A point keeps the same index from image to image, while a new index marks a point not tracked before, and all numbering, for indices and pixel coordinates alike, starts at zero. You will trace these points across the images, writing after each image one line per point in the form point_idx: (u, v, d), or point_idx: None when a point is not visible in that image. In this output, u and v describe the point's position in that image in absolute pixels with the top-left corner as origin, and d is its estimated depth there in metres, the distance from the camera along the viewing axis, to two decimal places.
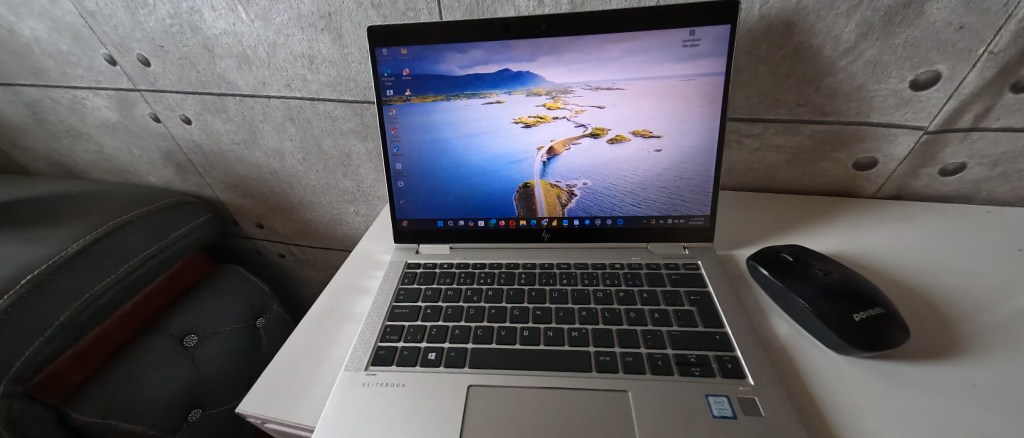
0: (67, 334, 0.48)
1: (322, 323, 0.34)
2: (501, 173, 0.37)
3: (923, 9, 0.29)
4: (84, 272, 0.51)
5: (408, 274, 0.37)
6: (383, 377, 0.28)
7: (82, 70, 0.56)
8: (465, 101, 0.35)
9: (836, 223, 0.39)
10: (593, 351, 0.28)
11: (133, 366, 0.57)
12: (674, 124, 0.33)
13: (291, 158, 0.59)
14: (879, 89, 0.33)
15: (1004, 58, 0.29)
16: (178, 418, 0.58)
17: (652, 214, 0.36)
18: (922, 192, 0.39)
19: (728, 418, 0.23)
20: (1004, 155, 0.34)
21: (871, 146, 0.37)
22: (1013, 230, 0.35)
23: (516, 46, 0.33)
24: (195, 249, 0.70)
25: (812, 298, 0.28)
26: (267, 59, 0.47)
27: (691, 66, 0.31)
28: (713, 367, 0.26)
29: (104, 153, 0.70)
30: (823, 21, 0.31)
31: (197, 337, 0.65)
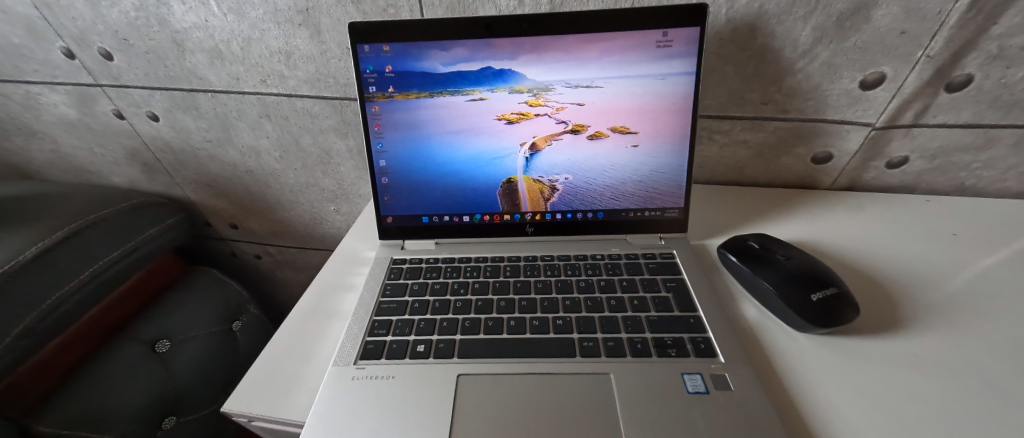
0: (26, 344, 0.46)
1: (307, 320, 0.34)
2: (485, 168, 0.38)
3: (870, 15, 0.31)
4: (43, 279, 0.48)
5: (394, 270, 0.37)
6: (373, 370, 0.28)
7: (37, 64, 0.53)
8: (448, 98, 0.35)
9: (797, 213, 0.42)
10: (577, 338, 0.30)
11: (100, 375, 0.54)
12: (649, 120, 0.35)
13: (267, 156, 0.58)
14: (834, 88, 0.36)
15: (939, 61, 0.32)
16: (152, 426, 0.56)
17: (631, 207, 0.38)
18: (872, 183, 0.43)
19: (701, 393, 0.25)
20: (940, 149, 0.38)
21: (827, 142, 0.40)
22: (948, 216, 0.39)
23: (498, 44, 0.33)
24: (165, 251, 0.67)
25: (777, 281, 0.30)
26: (242, 54, 0.46)
27: (665, 66, 0.33)
28: (688, 348, 0.28)
29: (61, 152, 0.66)
30: (783, 24, 0.33)
31: (169, 342, 0.62)
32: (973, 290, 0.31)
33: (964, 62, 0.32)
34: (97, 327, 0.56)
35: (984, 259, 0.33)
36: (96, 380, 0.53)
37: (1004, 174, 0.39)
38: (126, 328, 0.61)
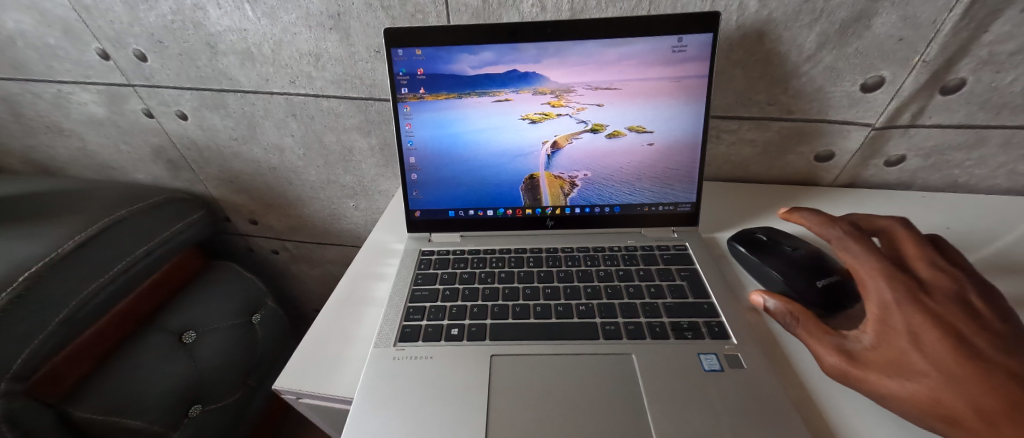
0: (66, 332, 0.48)
1: (345, 307, 0.37)
2: (509, 165, 0.40)
3: (870, 23, 0.34)
4: (80, 270, 0.50)
5: (423, 261, 0.39)
6: (412, 351, 0.31)
7: (71, 65, 0.55)
8: (476, 99, 0.38)
9: (801, 208, 0.44)
10: (600, 322, 0.32)
11: (131, 364, 0.55)
12: (664, 120, 0.37)
13: (290, 154, 0.60)
14: (836, 91, 0.39)
15: (934, 66, 0.35)
16: (180, 414, 0.57)
17: (645, 202, 0.41)
18: (871, 180, 0.45)
19: (717, 370, 0.27)
20: (935, 148, 0.40)
21: (829, 141, 0.43)
22: (942, 212, 0.41)
23: (523, 49, 0.36)
24: (189, 245, 0.69)
25: (784, 270, 0.32)
26: (272, 56, 0.48)
27: (679, 69, 0.35)
28: (703, 331, 0.31)
29: (88, 149, 0.68)
30: (789, 31, 0.36)
31: (195, 333, 0.64)
32: None
33: (958, 67, 0.34)
34: (127, 317, 0.58)
35: (974, 251, 0.36)
36: (128, 368, 0.55)
37: (994, 172, 0.41)
38: (153, 319, 0.63)
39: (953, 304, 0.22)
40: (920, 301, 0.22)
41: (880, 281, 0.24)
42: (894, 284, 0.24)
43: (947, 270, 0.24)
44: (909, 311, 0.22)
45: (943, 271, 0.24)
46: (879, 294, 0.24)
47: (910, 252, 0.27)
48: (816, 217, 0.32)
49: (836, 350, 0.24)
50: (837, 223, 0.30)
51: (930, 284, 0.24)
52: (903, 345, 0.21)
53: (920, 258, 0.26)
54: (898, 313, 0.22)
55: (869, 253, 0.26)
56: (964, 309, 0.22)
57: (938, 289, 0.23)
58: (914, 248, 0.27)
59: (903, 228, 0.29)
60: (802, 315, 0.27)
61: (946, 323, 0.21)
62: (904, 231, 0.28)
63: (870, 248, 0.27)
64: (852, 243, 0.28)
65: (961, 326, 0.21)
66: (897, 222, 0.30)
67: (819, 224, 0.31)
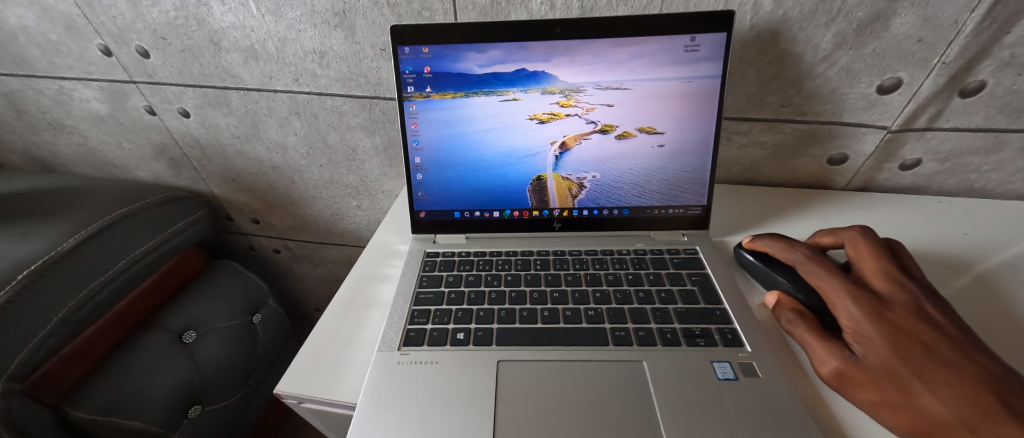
0: (67, 331, 0.47)
1: (348, 309, 0.36)
2: (516, 166, 0.39)
3: (889, 23, 0.33)
4: (80, 269, 0.50)
5: (428, 263, 0.39)
6: (416, 356, 0.30)
7: (73, 61, 0.55)
8: (483, 98, 0.37)
9: (813, 212, 0.43)
10: (609, 328, 0.31)
11: (131, 363, 0.55)
12: (675, 121, 0.37)
13: (293, 153, 0.59)
14: (851, 92, 0.38)
15: (954, 68, 0.34)
16: (179, 414, 0.56)
17: (655, 205, 0.40)
18: (884, 184, 0.45)
19: (731, 379, 0.27)
20: (952, 152, 0.39)
21: (843, 144, 0.42)
22: (958, 217, 0.40)
23: (532, 47, 0.35)
24: (190, 244, 0.69)
25: (795, 280, 0.31)
26: (276, 54, 0.47)
27: (692, 69, 0.34)
28: (716, 338, 0.30)
29: (90, 147, 0.68)
30: (804, 31, 0.35)
31: (196, 332, 0.63)
32: (979, 288, 0.32)
33: (978, 69, 0.33)
34: (127, 317, 0.57)
35: (992, 258, 0.35)
36: (128, 368, 0.54)
37: (1012, 177, 0.40)
38: (153, 319, 0.62)
39: (914, 313, 0.24)
40: (886, 315, 0.24)
41: (848, 300, 0.26)
42: (859, 302, 0.25)
43: (903, 281, 0.26)
44: (879, 325, 0.23)
45: (901, 284, 0.26)
46: (848, 311, 0.25)
47: (870, 263, 0.28)
48: (776, 243, 0.34)
49: (832, 357, 0.24)
50: (796, 247, 0.32)
51: (892, 297, 0.25)
52: (885, 354, 0.22)
53: (878, 268, 0.28)
54: (872, 327, 0.24)
55: (831, 273, 0.28)
56: (924, 318, 0.24)
57: (899, 302, 0.25)
58: (872, 258, 0.29)
59: (864, 238, 0.30)
60: (802, 315, 0.28)
61: (914, 334, 0.23)
62: (865, 240, 0.30)
63: (832, 269, 0.28)
64: (814, 267, 0.29)
65: (927, 334, 0.22)
66: (859, 230, 0.31)
67: (780, 249, 0.33)
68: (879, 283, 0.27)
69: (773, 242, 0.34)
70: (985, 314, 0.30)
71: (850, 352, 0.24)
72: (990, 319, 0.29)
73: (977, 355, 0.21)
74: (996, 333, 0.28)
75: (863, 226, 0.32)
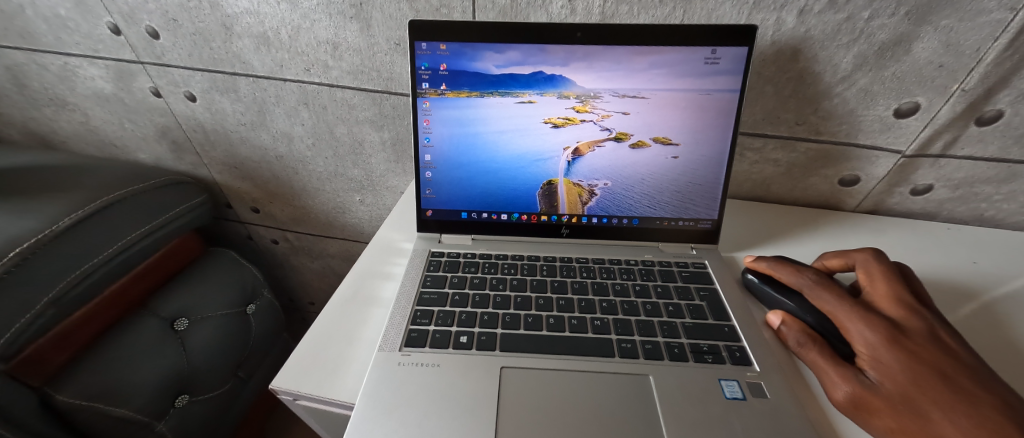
0: (56, 312, 0.46)
1: (348, 306, 0.35)
2: (526, 169, 0.39)
3: (910, 47, 0.33)
4: (73, 249, 0.49)
5: (433, 262, 0.38)
6: (418, 357, 0.29)
7: (80, 37, 0.54)
8: (498, 99, 0.37)
9: (822, 232, 0.43)
10: (615, 339, 0.31)
11: (120, 348, 0.53)
12: (690, 133, 0.36)
13: (299, 143, 0.59)
14: (868, 114, 0.38)
15: (972, 96, 0.34)
16: (166, 403, 0.55)
17: (665, 216, 0.39)
18: (894, 208, 0.44)
19: (739, 399, 0.26)
20: (964, 179, 0.39)
21: (856, 165, 0.42)
22: (967, 245, 0.40)
23: (551, 50, 0.34)
24: (188, 229, 0.68)
25: (803, 303, 0.30)
26: (289, 43, 0.47)
27: (711, 82, 0.34)
28: (724, 355, 0.29)
29: (91, 125, 0.67)
30: (825, 50, 0.35)
31: (188, 320, 0.61)
32: (987, 318, 0.32)
33: (996, 98, 0.33)
34: (118, 301, 0.56)
35: (1000, 288, 0.35)
36: (116, 353, 0.52)
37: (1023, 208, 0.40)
38: (145, 304, 0.60)
39: (929, 341, 0.24)
40: (901, 341, 0.24)
41: (861, 325, 0.26)
42: (874, 327, 0.25)
43: (915, 308, 0.26)
44: (895, 352, 0.23)
45: (913, 311, 0.26)
46: (862, 336, 0.25)
47: (881, 288, 0.28)
48: (781, 266, 0.33)
49: (847, 381, 0.23)
50: (804, 271, 0.32)
51: (907, 323, 0.25)
52: (903, 382, 0.22)
53: (889, 294, 0.27)
54: (888, 354, 0.23)
55: (841, 299, 0.28)
56: (939, 346, 0.24)
57: (914, 329, 0.25)
58: (884, 283, 0.28)
59: (876, 262, 0.30)
60: (813, 338, 0.27)
61: (931, 362, 0.22)
62: (877, 264, 0.30)
63: (842, 295, 0.28)
64: (824, 292, 0.29)
65: (943, 363, 0.22)
66: (870, 253, 0.31)
67: (787, 273, 0.33)
68: (892, 309, 0.26)
69: (778, 265, 0.34)
70: (991, 345, 0.30)
71: (864, 377, 0.23)
72: (997, 350, 0.29)
73: (991, 386, 0.21)
74: (1002, 364, 0.28)
75: (875, 250, 0.32)
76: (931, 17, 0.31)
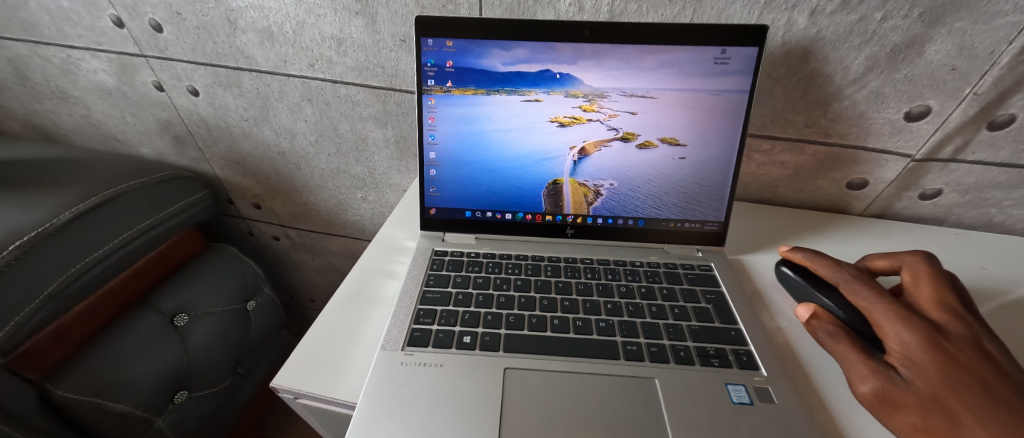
0: (57, 306, 0.46)
1: (351, 304, 0.35)
2: (532, 168, 0.38)
3: (923, 50, 0.32)
4: (74, 243, 0.48)
5: (436, 261, 0.38)
6: (420, 357, 0.29)
7: (83, 30, 0.53)
8: (504, 96, 0.36)
9: (829, 236, 0.43)
10: (620, 341, 0.30)
11: (119, 343, 0.52)
12: (698, 134, 0.36)
13: (302, 139, 0.58)
14: (878, 117, 0.37)
15: (986, 99, 0.33)
16: (165, 399, 0.55)
17: (671, 217, 0.39)
18: (902, 213, 0.44)
19: (746, 404, 0.26)
20: (974, 184, 0.39)
21: (864, 169, 0.41)
22: (975, 250, 0.40)
23: (559, 48, 0.34)
24: (189, 225, 0.67)
25: (837, 298, 0.30)
26: (293, 38, 0.47)
27: (720, 82, 0.34)
28: (730, 359, 0.29)
29: (93, 119, 0.66)
30: (837, 51, 0.34)
31: (188, 316, 0.61)
32: (997, 324, 0.32)
33: (1009, 102, 0.33)
34: (118, 296, 0.56)
35: (1009, 294, 0.35)
36: (116, 348, 0.52)
37: None
38: (145, 299, 0.60)
39: (971, 345, 0.23)
40: (942, 343, 0.23)
41: (898, 324, 0.25)
42: (913, 327, 0.24)
43: (961, 312, 0.25)
44: (932, 353, 0.23)
45: (958, 315, 0.25)
46: (898, 335, 0.24)
47: (926, 291, 0.27)
48: (820, 259, 0.33)
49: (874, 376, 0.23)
50: (843, 266, 0.31)
51: (949, 327, 0.24)
52: (936, 382, 0.21)
53: (935, 298, 0.27)
54: (924, 353, 0.23)
55: (880, 296, 0.27)
56: (982, 353, 0.23)
57: (957, 334, 0.24)
58: (930, 287, 0.28)
59: (926, 265, 0.29)
60: (845, 330, 0.27)
61: (970, 367, 0.22)
62: (926, 267, 0.29)
63: (881, 292, 0.28)
64: (861, 288, 0.29)
65: (984, 369, 0.22)
66: (921, 257, 0.30)
67: (825, 266, 0.32)
68: (936, 312, 0.26)
69: (816, 257, 0.33)
70: None
71: (895, 375, 0.23)
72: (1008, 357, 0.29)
73: None
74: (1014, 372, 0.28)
75: (927, 254, 0.31)
76: (945, 18, 0.30)
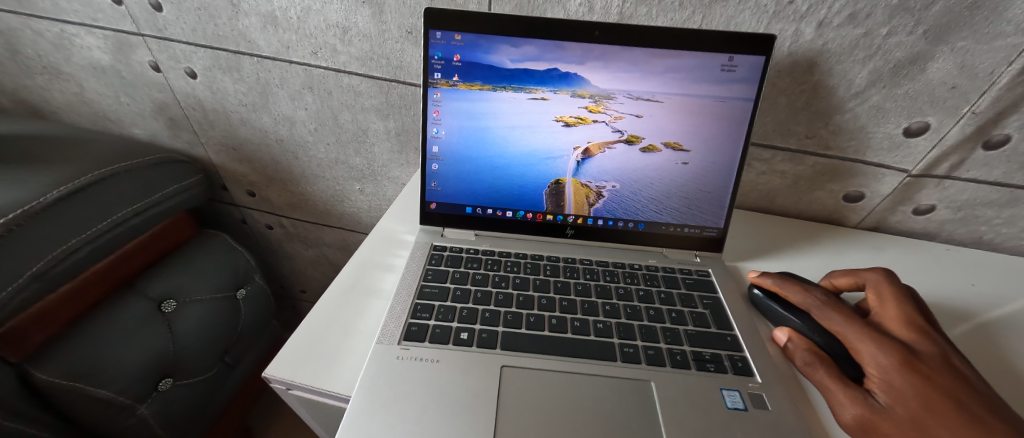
0: (42, 286, 0.45)
1: (347, 295, 0.35)
2: (535, 167, 0.38)
3: (926, 67, 0.33)
4: (61, 223, 0.47)
5: (435, 256, 0.37)
6: (417, 352, 0.28)
7: (79, 5, 0.52)
8: (510, 94, 0.36)
9: (824, 246, 0.43)
10: (618, 343, 0.30)
11: (105, 327, 0.51)
12: (702, 140, 0.36)
13: (301, 127, 0.57)
14: (877, 131, 0.38)
15: (982, 119, 0.34)
16: (149, 386, 0.53)
17: (671, 222, 0.39)
18: (896, 226, 0.45)
19: (740, 409, 0.26)
20: (967, 201, 0.40)
21: (861, 182, 0.42)
22: (965, 266, 0.41)
23: (567, 48, 0.34)
24: (181, 209, 0.66)
25: (810, 321, 0.30)
26: (297, 23, 0.46)
27: (726, 89, 0.34)
28: (726, 364, 0.29)
29: (85, 97, 0.65)
30: (841, 64, 0.35)
31: (176, 302, 0.60)
32: (985, 339, 0.32)
33: (1005, 122, 0.34)
34: (106, 279, 0.54)
35: (996, 310, 0.35)
36: (101, 332, 0.50)
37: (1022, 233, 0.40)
38: (133, 283, 0.59)
39: (940, 365, 0.24)
40: (915, 365, 0.24)
41: (873, 347, 0.26)
42: (886, 350, 0.25)
43: (925, 330, 0.27)
44: (907, 376, 0.23)
45: (924, 333, 0.26)
46: (874, 358, 0.25)
47: (891, 310, 0.29)
48: (789, 284, 0.33)
49: (855, 404, 0.23)
50: (811, 290, 0.32)
51: (919, 346, 0.25)
52: (915, 407, 0.22)
53: (900, 317, 0.28)
54: (900, 378, 0.23)
55: (851, 320, 0.28)
56: (951, 371, 0.24)
57: (926, 354, 0.25)
58: (894, 306, 0.29)
59: (888, 283, 0.31)
60: (820, 357, 0.27)
61: (943, 388, 0.23)
62: (888, 285, 0.31)
63: (851, 315, 0.28)
64: (833, 312, 0.29)
65: (954, 388, 0.23)
66: (881, 274, 0.32)
67: (794, 291, 0.33)
68: (903, 331, 0.27)
69: (785, 282, 0.34)
70: (986, 365, 0.30)
71: (873, 402, 0.23)
72: (992, 370, 0.30)
73: (999, 413, 0.22)
74: (996, 386, 0.28)
75: (885, 270, 0.32)
76: (948, 37, 0.31)
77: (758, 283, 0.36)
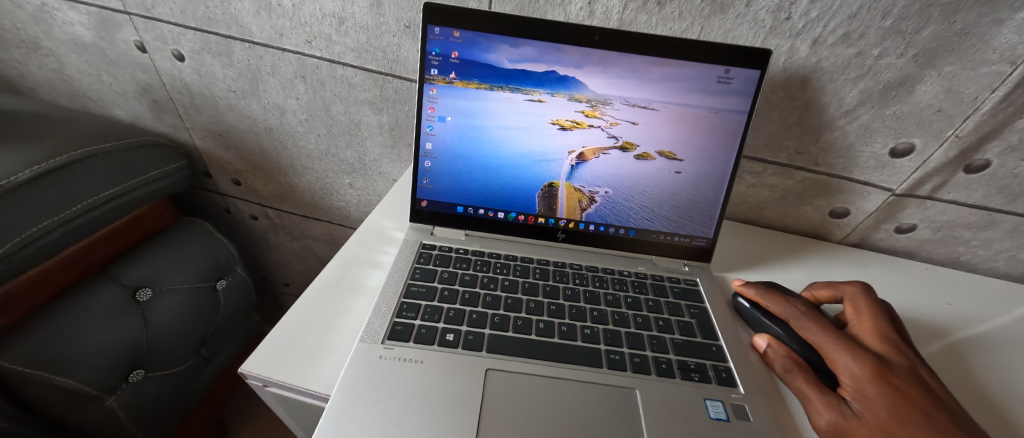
0: (6, 270, 0.42)
1: (331, 291, 0.34)
2: (529, 169, 0.38)
3: (913, 89, 0.34)
4: (31, 205, 0.45)
5: (423, 255, 0.37)
6: (401, 352, 0.28)
7: None
8: (507, 94, 0.36)
9: (808, 260, 0.44)
10: (604, 349, 0.30)
11: (73, 315, 0.49)
12: (695, 150, 0.36)
13: (291, 117, 0.56)
14: (865, 151, 0.39)
15: (965, 143, 0.35)
16: (119, 378, 0.51)
17: (662, 230, 0.39)
18: (878, 244, 0.46)
19: (723, 420, 0.26)
20: (946, 222, 0.41)
21: (847, 199, 0.43)
22: (941, 285, 0.42)
23: (566, 50, 0.34)
24: (161, 195, 0.64)
25: (789, 330, 0.30)
26: (292, 11, 0.45)
27: (721, 101, 0.34)
28: (710, 375, 0.29)
29: (64, 74, 0.62)
30: (833, 83, 0.35)
31: (151, 291, 0.57)
32: (959, 357, 0.33)
33: (986, 148, 0.35)
34: (76, 264, 0.52)
35: (970, 329, 0.36)
36: (68, 320, 0.48)
37: (996, 255, 0.42)
38: (106, 269, 0.56)
39: (911, 377, 0.25)
40: (887, 376, 0.24)
41: (848, 357, 0.26)
42: (861, 361, 0.25)
43: (898, 344, 0.27)
44: (880, 387, 0.24)
45: (897, 347, 0.27)
46: (849, 368, 0.25)
47: (866, 323, 0.29)
48: (770, 294, 0.33)
49: (830, 411, 0.24)
50: (791, 300, 0.32)
51: (892, 358, 0.26)
52: (885, 416, 0.22)
53: (875, 329, 0.28)
54: (873, 387, 0.24)
55: (828, 330, 0.28)
56: (921, 384, 0.24)
57: (898, 366, 0.25)
58: (869, 319, 0.29)
59: (864, 297, 0.31)
60: (798, 364, 0.27)
61: (913, 399, 0.23)
62: (865, 299, 0.31)
63: (828, 326, 0.29)
64: (811, 322, 0.29)
65: (924, 401, 0.23)
66: (859, 288, 0.32)
67: (775, 302, 0.33)
68: (877, 344, 0.27)
69: (767, 293, 0.34)
70: (958, 382, 0.31)
71: (846, 409, 0.24)
72: (971, 390, 0.30)
73: (965, 427, 0.22)
74: (969, 403, 0.29)
75: (863, 284, 0.33)
76: (936, 61, 0.32)
77: (741, 291, 0.36)
